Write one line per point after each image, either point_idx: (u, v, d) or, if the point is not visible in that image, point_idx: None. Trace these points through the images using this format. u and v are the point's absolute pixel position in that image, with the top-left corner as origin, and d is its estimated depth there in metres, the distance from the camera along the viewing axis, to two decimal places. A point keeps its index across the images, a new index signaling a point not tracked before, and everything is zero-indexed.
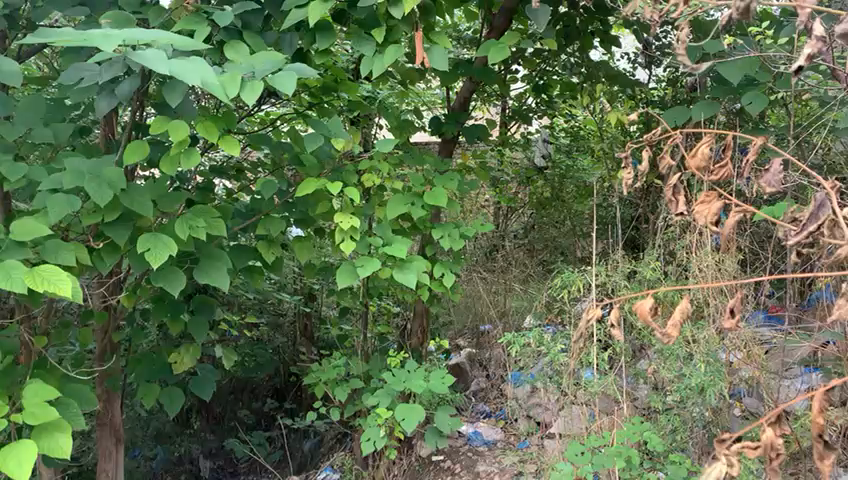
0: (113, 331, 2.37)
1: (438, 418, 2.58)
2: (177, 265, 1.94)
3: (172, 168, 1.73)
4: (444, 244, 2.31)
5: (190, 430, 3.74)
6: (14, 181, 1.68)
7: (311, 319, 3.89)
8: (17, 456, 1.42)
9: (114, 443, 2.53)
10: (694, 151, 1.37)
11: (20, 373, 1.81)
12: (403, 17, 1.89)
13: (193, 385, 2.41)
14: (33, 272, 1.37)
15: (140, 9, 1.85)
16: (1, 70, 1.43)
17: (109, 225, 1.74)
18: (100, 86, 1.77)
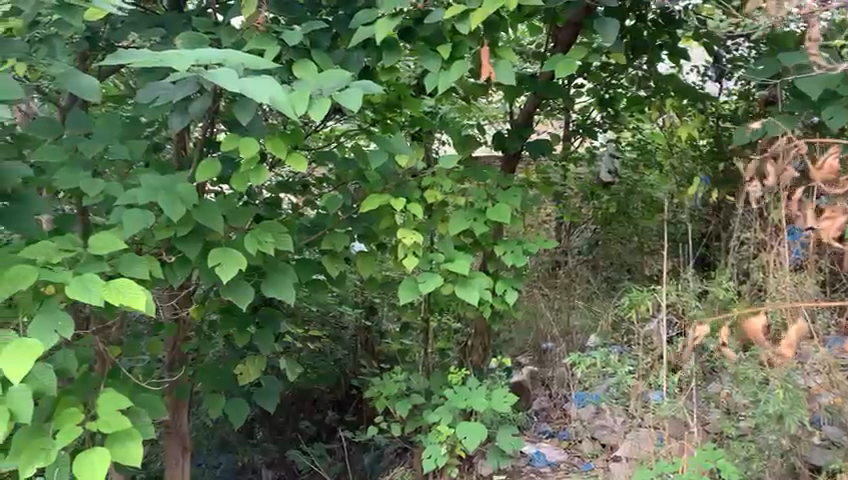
0: (181, 342, 2.43)
1: (499, 438, 2.57)
2: (245, 279, 1.99)
3: (242, 184, 1.78)
4: (508, 261, 2.30)
5: (254, 441, 3.78)
6: (91, 197, 1.75)
7: (372, 333, 3.92)
8: (91, 463, 1.48)
9: (181, 451, 2.59)
10: (821, 164, 1.66)
11: (95, 382, 1.88)
12: (470, 33, 1.90)
13: (258, 396, 2.45)
14: (108, 286, 1.42)
15: (213, 30, 1.91)
16: (81, 86, 1.51)
17: (181, 240, 1.79)
18: (174, 104, 1.83)
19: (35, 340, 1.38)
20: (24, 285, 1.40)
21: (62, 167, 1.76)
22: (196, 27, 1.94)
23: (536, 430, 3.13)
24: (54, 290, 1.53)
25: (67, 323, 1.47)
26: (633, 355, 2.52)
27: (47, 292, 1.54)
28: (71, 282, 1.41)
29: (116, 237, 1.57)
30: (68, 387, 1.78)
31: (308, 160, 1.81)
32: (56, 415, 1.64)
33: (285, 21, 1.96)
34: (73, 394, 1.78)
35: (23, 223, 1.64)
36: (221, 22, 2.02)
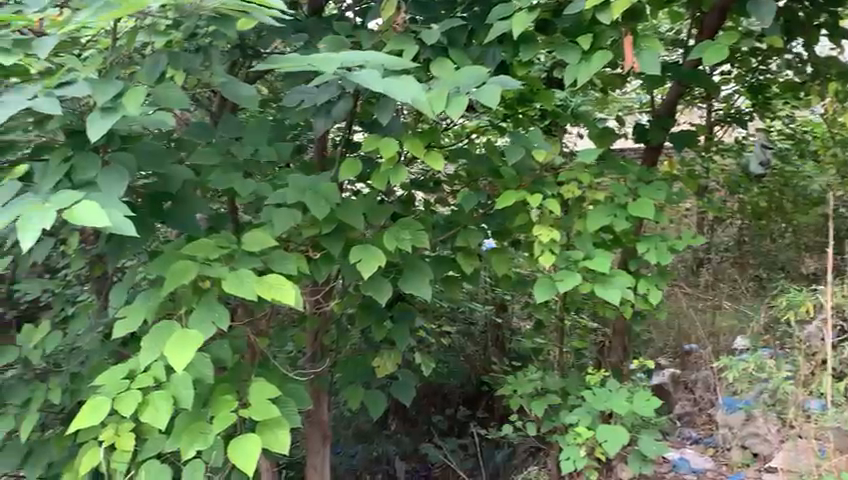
0: (323, 335, 2.53)
1: (642, 443, 2.48)
2: (384, 275, 2.03)
3: (382, 183, 1.82)
4: (651, 258, 2.20)
5: (388, 432, 3.88)
6: (243, 197, 1.86)
7: (503, 331, 3.95)
8: (245, 447, 1.57)
9: (321, 439, 2.70)
10: None
11: (246, 371, 1.99)
12: (611, 23, 1.84)
13: (394, 390, 2.50)
14: (261, 281, 1.51)
15: (353, 33, 1.97)
16: (241, 95, 1.76)
17: (325, 237, 1.86)
18: (317, 107, 1.90)
19: (196, 330, 1.49)
20: (186, 280, 1.52)
21: (217, 169, 1.88)
22: (337, 31, 2.00)
23: (679, 435, 3.00)
24: (211, 284, 1.64)
25: (223, 315, 1.58)
26: (793, 361, 2.35)
27: (205, 287, 1.65)
28: (228, 278, 1.51)
29: (268, 236, 1.67)
30: (223, 375, 1.90)
31: (445, 158, 1.81)
32: (213, 401, 1.75)
33: (422, 20, 1.99)
34: (227, 381, 1.89)
35: (184, 222, 1.76)
36: (360, 25, 2.07)
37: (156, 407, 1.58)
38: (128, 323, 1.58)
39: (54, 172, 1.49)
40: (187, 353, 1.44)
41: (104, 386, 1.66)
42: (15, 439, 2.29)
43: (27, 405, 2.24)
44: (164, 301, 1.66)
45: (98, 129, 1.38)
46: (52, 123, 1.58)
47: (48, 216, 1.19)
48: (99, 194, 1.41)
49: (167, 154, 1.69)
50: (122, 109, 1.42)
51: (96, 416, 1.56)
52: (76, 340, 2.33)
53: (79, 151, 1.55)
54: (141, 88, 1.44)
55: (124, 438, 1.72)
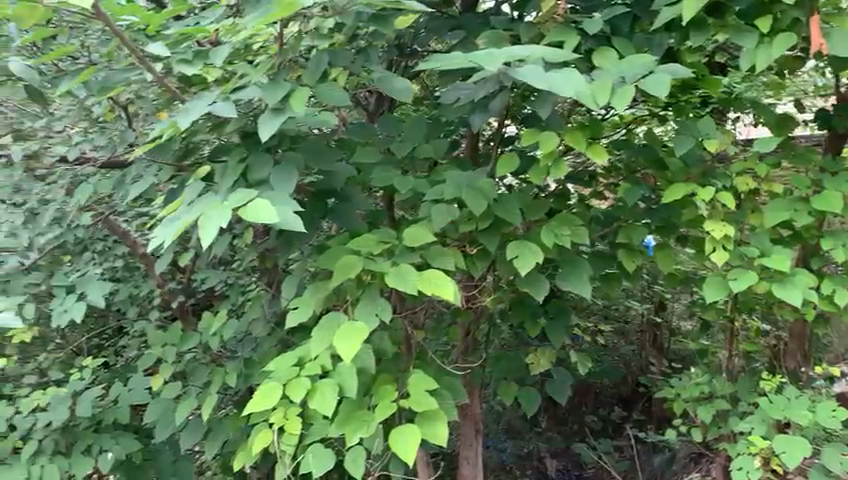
0: (475, 329, 2.54)
1: (824, 456, 2.26)
2: (540, 272, 2.00)
3: (540, 178, 1.79)
4: (838, 256, 2.01)
5: (538, 429, 3.86)
6: (402, 194, 1.90)
7: (661, 330, 3.83)
8: (406, 437, 1.61)
9: (474, 433, 2.71)
10: None
11: (404, 363, 2.05)
12: (795, 2, 1.70)
13: (550, 388, 2.46)
14: (422, 277, 1.54)
15: (511, 27, 1.96)
16: (397, 89, 1.70)
17: (482, 233, 1.86)
18: (474, 103, 1.92)
19: (361, 322, 1.55)
20: (351, 274, 1.58)
21: (377, 167, 1.93)
22: (494, 26, 2.00)
23: None
24: (372, 277, 1.69)
25: (386, 308, 1.63)
26: None
27: (368, 280, 1.71)
28: (390, 272, 1.55)
29: (427, 232, 1.70)
30: (383, 365, 1.96)
31: (607, 151, 1.75)
32: (374, 390, 1.81)
33: (581, 9, 1.95)
34: (386, 371, 1.95)
35: (346, 217, 1.83)
36: (517, 18, 2.05)
37: (323, 394, 1.66)
38: (298, 313, 1.68)
39: (233, 172, 1.60)
40: (352, 345, 1.49)
41: (275, 371, 1.77)
42: (197, 417, 2.51)
43: (207, 387, 2.45)
44: (330, 293, 1.74)
45: (268, 130, 1.46)
46: (229, 127, 1.70)
47: (225, 214, 1.27)
48: (271, 192, 1.49)
49: (331, 153, 1.76)
50: (290, 111, 1.49)
51: (268, 399, 1.66)
52: (248, 328, 2.52)
53: (253, 152, 1.65)
54: (307, 90, 1.50)
55: (292, 421, 1.82)
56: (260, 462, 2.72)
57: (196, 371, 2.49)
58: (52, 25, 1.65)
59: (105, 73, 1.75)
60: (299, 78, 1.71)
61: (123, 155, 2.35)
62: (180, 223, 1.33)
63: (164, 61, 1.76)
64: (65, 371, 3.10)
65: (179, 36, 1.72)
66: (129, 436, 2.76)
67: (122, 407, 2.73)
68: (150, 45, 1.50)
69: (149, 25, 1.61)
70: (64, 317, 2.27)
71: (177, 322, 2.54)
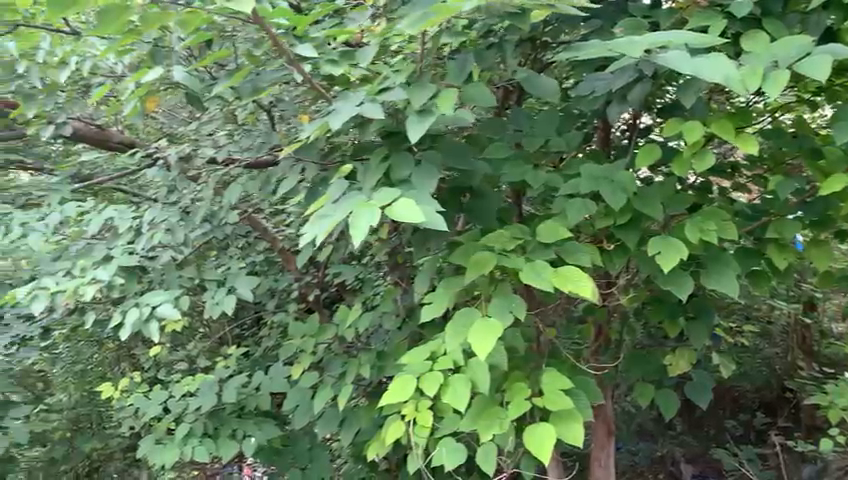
0: (608, 329, 2.48)
1: None
2: (682, 268, 1.91)
3: (684, 171, 1.71)
4: None
5: (673, 432, 3.94)
6: (536, 189, 1.88)
7: (810, 331, 3.63)
8: (540, 435, 1.59)
9: (606, 435, 2.65)
10: None
11: (536, 361, 2.03)
12: None
13: (689, 390, 2.36)
14: (558, 273, 1.51)
15: (650, 14, 1.87)
16: (545, 88, 1.77)
17: (620, 229, 1.80)
18: (612, 93, 1.87)
19: (496, 319, 1.55)
20: (485, 270, 1.58)
21: (509, 162, 1.92)
22: (632, 14, 1.93)
23: None
24: (507, 273, 1.69)
25: (520, 305, 1.61)
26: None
27: (501, 276, 1.70)
28: (525, 269, 1.54)
29: (563, 228, 1.67)
30: (515, 361, 1.95)
31: (758, 142, 1.63)
32: (507, 387, 1.80)
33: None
34: (520, 367, 1.94)
35: (481, 216, 1.85)
36: (656, 4, 1.97)
37: (455, 389, 1.67)
38: (433, 308, 1.69)
39: (375, 171, 1.65)
40: (487, 342, 1.49)
41: (409, 364, 1.80)
42: (332, 407, 2.60)
43: (342, 378, 2.54)
44: (464, 289, 1.75)
45: (415, 130, 1.48)
46: (370, 126, 1.74)
47: (374, 214, 1.30)
48: (413, 191, 1.52)
49: (470, 151, 1.78)
50: (435, 112, 1.51)
51: (402, 393, 1.68)
52: (380, 322, 2.58)
53: (396, 151, 1.68)
54: (453, 90, 1.51)
55: (424, 414, 1.84)
56: (392, 452, 2.80)
57: (330, 362, 2.59)
58: (210, 32, 1.77)
59: (257, 75, 1.87)
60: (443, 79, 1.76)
61: (267, 156, 2.48)
62: (328, 220, 1.38)
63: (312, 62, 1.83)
64: (213, 359, 3.35)
65: (328, 37, 1.79)
66: (269, 423, 2.91)
67: (263, 394, 2.89)
68: (301, 47, 1.62)
69: (298, 28, 1.70)
70: (217, 309, 2.44)
71: (314, 315, 2.65)
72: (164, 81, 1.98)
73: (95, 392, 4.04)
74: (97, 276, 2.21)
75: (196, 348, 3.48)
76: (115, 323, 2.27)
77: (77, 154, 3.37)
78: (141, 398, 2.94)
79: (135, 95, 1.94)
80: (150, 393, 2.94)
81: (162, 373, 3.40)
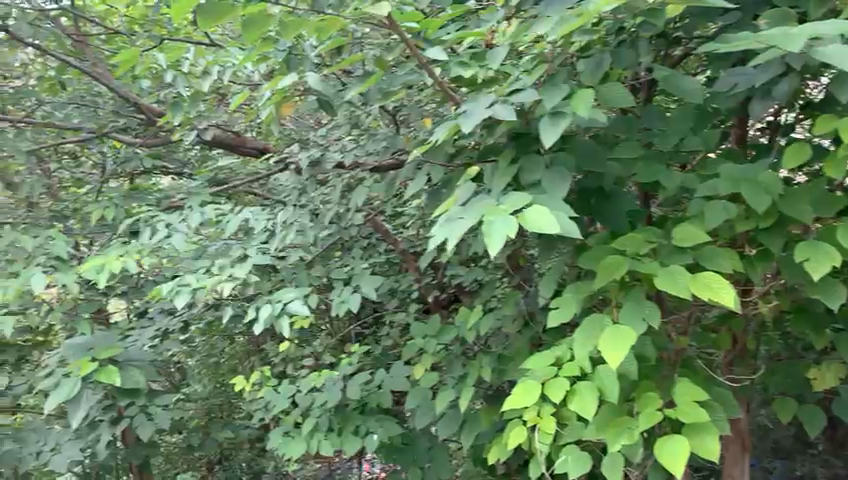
0: (746, 337, 2.33)
1: None
2: (832, 275, 1.77)
3: (837, 171, 1.58)
4: None
5: (814, 451, 3.72)
6: (670, 191, 1.81)
7: None
8: (674, 448, 1.52)
9: (740, 450, 2.50)
10: None
11: (668, 370, 1.94)
12: None
13: (837, 407, 2.18)
14: (697, 279, 1.44)
15: (798, 3, 1.75)
16: (684, 89, 1.75)
17: (763, 233, 1.70)
18: (754, 89, 1.77)
19: (627, 326, 1.50)
20: (617, 275, 1.53)
21: (641, 162, 1.85)
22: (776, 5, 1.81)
23: None
24: (637, 279, 1.64)
25: (654, 312, 1.55)
26: None
27: (632, 281, 1.64)
28: (660, 274, 1.48)
29: (702, 232, 1.59)
30: (645, 370, 1.88)
31: None
32: (637, 397, 1.74)
33: None
34: (650, 377, 1.86)
35: (611, 218, 1.80)
36: None
37: (583, 396, 1.62)
38: (561, 313, 1.66)
39: (503, 173, 1.64)
40: (619, 350, 1.44)
41: (533, 369, 1.76)
42: (453, 409, 2.61)
43: (462, 380, 2.53)
44: (593, 294, 1.70)
45: (549, 133, 1.47)
46: (498, 127, 1.74)
47: (510, 222, 1.29)
48: (542, 194, 1.50)
49: (601, 151, 1.73)
50: (569, 114, 1.49)
51: (528, 398, 1.66)
52: (502, 325, 2.57)
53: (524, 154, 1.68)
54: (587, 92, 1.50)
55: (546, 421, 1.80)
56: (514, 457, 2.78)
57: (452, 364, 2.60)
58: (343, 39, 1.83)
59: (388, 78, 1.96)
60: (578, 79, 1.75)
61: (391, 159, 2.52)
62: (458, 223, 1.38)
63: (441, 64, 1.86)
64: (337, 356, 3.45)
65: (457, 40, 1.81)
66: (391, 421, 2.96)
67: (385, 392, 2.94)
68: (431, 51, 1.66)
69: (427, 29, 1.75)
70: (342, 307, 2.51)
71: (436, 316, 2.67)
72: (297, 87, 2.07)
73: (227, 384, 4.24)
74: (234, 274, 2.34)
75: (321, 345, 3.60)
76: (250, 317, 2.36)
77: (215, 159, 3.57)
78: (270, 392, 3.07)
79: (271, 101, 2.03)
80: (279, 387, 3.07)
81: (289, 368, 3.55)
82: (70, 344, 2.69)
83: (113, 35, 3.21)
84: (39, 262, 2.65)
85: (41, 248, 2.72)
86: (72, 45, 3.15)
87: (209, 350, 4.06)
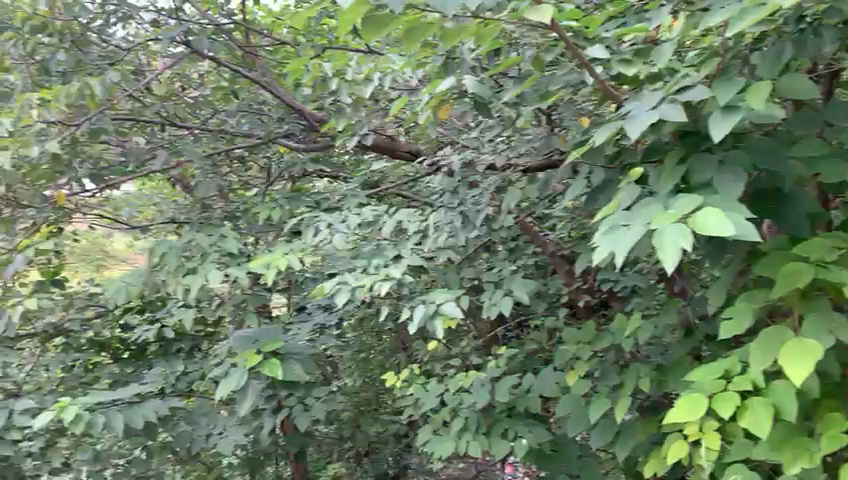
0: None
1: None
2: None
3: None
4: None
5: None
6: None
7: None
8: None
9: None
10: None
11: None
12: None
13: None
14: None
15: None
16: None
17: None
18: None
19: (812, 340, 1.38)
20: (799, 284, 1.42)
21: (826, 160, 1.70)
22: None
23: None
24: (820, 288, 1.51)
25: (842, 325, 1.42)
26: None
27: (816, 292, 1.51)
28: None
29: None
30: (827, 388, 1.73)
31: None
32: (816, 416, 1.60)
33: None
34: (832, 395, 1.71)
35: (794, 223, 1.64)
36: None
37: (756, 412, 1.51)
38: (733, 324, 1.56)
39: (671, 176, 1.56)
40: (803, 367, 1.33)
41: (698, 382, 1.67)
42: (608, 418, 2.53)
43: (618, 388, 2.45)
44: (768, 303, 1.59)
45: (719, 128, 1.38)
46: (663, 127, 1.67)
47: (682, 233, 1.21)
48: (716, 196, 1.41)
49: (781, 148, 1.60)
50: (745, 107, 1.39)
51: (695, 411, 1.56)
52: (661, 333, 2.46)
53: (694, 153, 1.59)
54: (766, 83, 1.39)
55: (711, 436, 1.69)
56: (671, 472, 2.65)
57: (607, 371, 2.52)
58: (502, 41, 1.83)
59: (546, 78, 1.96)
60: (752, 73, 1.63)
61: (544, 159, 2.48)
62: (624, 231, 1.34)
63: (602, 63, 1.81)
64: (486, 358, 3.46)
65: (619, 36, 1.76)
66: (540, 426, 2.92)
67: (534, 397, 2.91)
68: (594, 51, 1.61)
69: (589, 26, 1.71)
70: (495, 309, 2.52)
71: (590, 321, 2.61)
72: (455, 90, 2.10)
73: (376, 379, 4.36)
74: (391, 274, 2.40)
75: (468, 346, 3.62)
76: (405, 317, 2.41)
77: (368, 163, 3.69)
78: (420, 390, 3.13)
79: (428, 105, 2.08)
80: (428, 385, 3.13)
81: (438, 368, 3.60)
82: (239, 336, 2.89)
83: (279, 46, 3.41)
84: (212, 259, 2.86)
85: (215, 246, 2.94)
86: (242, 56, 3.38)
87: (360, 347, 4.20)
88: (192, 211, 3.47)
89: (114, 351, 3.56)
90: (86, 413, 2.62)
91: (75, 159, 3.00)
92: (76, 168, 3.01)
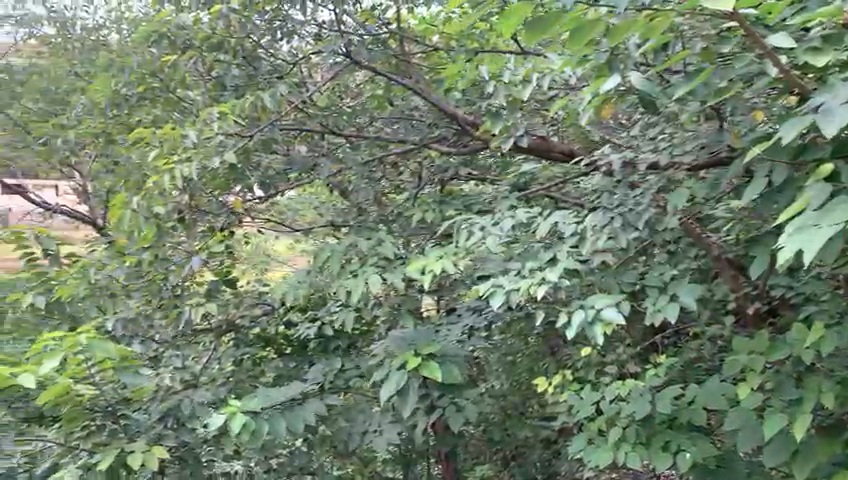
0: None
1: None
2: None
3: None
4: None
5: None
6: None
7: None
8: None
9: None
10: None
11: None
12: None
13: None
14: None
15: None
16: None
17: None
18: None
19: None
20: None
21: None
22: None
23: None
24: None
25: None
26: None
27: None
28: None
29: None
30: None
31: None
32: None
33: None
34: None
35: None
36: None
37: None
38: None
39: None
40: None
41: None
42: (783, 435, 2.34)
43: (797, 404, 2.27)
44: None
45: None
46: None
47: None
48: None
49: None
50: None
51: None
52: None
53: None
54: None
55: None
56: None
57: (783, 384, 2.34)
58: (670, 33, 1.76)
59: (722, 71, 1.84)
60: None
61: (709, 155, 2.46)
62: (815, 233, 1.22)
63: (786, 52, 1.67)
64: (643, 366, 3.33)
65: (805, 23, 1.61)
66: (704, 440, 2.75)
67: (697, 409, 2.75)
68: (777, 39, 1.50)
69: (771, 13, 1.59)
70: (658, 317, 2.42)
71: (763, 331, 2.44)
72: (619, 87, 2.08)
73: (525, 383, 4.33)
74: (547, 278, 2.35)
75: (625, 352, 3.51)
76: (562, 323, 2.37)
77: (516, 164, 3.68)
78: (574, 397, 3.06)
79: (591, 105, 2.01)
80: (583, 393, 3.07)
81: (592, 374, 3.51)
82: (394, 338, 2.97)
83: (432, 52, 3.46)
84: (372, 263, 2.96)
85: (373, 250, 3.04)
86: (396, 63, 3.46)
87: (507, 364, 4.11)
88: (350, 216, 3.61)
89: (278, 346, 3.78)
90: (252, 421, 2.72)
91: (249, 168, 3.22)
92: (249, 176, 3.22)
